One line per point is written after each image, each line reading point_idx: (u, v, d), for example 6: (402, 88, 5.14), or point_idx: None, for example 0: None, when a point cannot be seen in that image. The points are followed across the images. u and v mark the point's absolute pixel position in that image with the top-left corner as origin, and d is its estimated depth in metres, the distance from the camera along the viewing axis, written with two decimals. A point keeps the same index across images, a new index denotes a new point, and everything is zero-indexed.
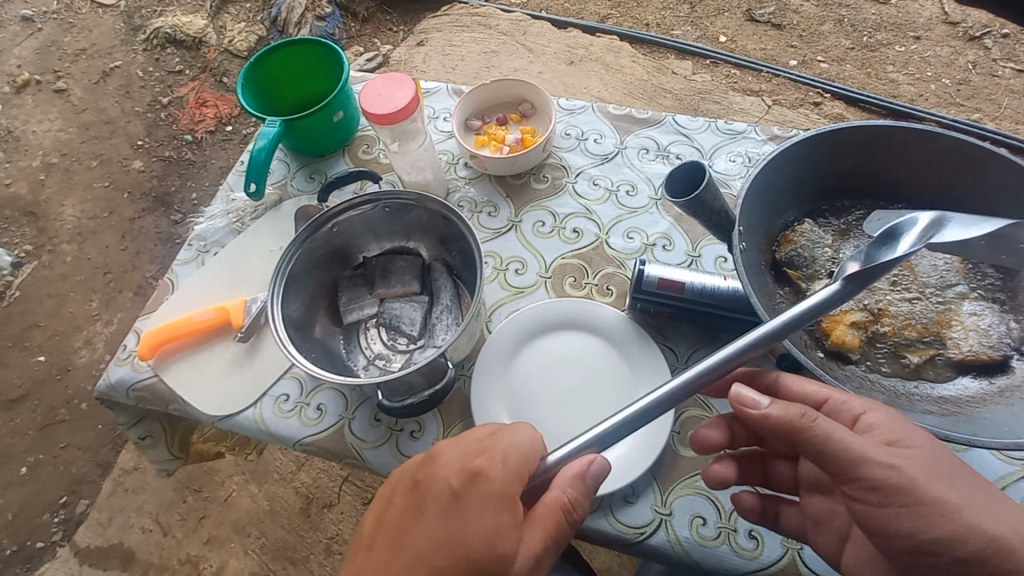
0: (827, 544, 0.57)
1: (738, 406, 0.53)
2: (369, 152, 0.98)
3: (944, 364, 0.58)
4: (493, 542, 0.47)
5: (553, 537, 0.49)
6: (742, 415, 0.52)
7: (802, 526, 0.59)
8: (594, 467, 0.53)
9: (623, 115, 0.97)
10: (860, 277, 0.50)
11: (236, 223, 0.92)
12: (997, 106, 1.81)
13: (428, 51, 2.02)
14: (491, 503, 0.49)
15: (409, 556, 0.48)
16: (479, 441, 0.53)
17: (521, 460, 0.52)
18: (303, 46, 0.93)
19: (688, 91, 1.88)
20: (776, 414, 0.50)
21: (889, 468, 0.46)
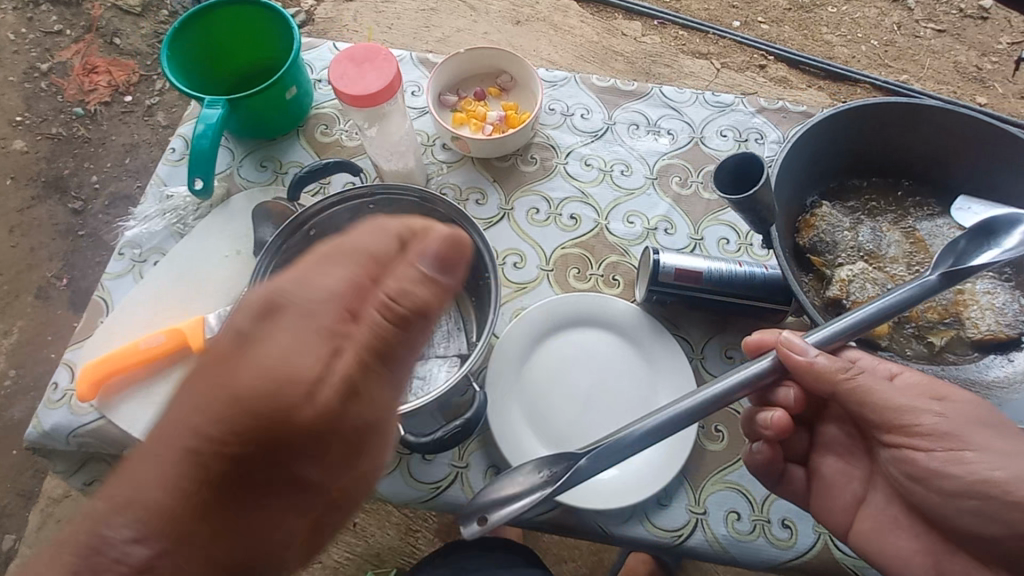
0: (839, 510, 0.59)
1: (785, 352, 0.53)
2: (328, 133, 0.86)
3: (965, 344, 0.59)
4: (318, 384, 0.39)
5: (374, 347, 0.41)
6: (787, 360, 0.53)
7: (811, 489, 0.61)
8: (433, 247, 0.42)
9: (608, 87, 0.91)
10: (953, 273, 0.51)
11: (176, 225, 0.78)
12: (920, 66, 1.88)
13: (359, 7, 1.87)
14: (305, 331, 0.40)
15: (220, 387, 0.39)
16: (317, 274, 0.42)
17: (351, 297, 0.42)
18: (238, 9, 0.78)
19: (639, 53, 1.84)
20: (824, 364, 0.52)
21: (937, 416, 0.50)
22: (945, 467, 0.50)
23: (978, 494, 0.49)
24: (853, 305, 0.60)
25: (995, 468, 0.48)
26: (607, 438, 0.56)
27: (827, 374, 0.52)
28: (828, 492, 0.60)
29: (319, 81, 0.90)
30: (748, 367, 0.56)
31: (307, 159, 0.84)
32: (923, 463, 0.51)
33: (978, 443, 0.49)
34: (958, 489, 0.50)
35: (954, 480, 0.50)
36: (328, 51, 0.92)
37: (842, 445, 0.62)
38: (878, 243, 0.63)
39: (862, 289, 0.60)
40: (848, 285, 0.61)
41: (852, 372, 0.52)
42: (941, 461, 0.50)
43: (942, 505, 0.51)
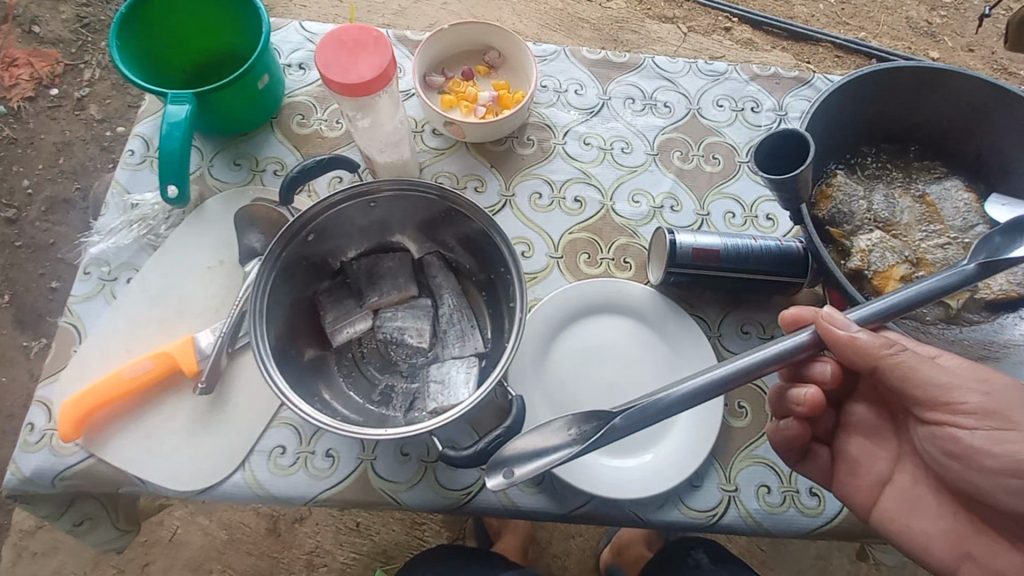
0: (864, 490, 0.60)
1: (827, 325, 0.53)
2: (305, 123, 0.79)
3: (978, 305, 0.60)
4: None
5: None
6: (828, 333, 0.53)
7: (836, 470, 0.62)
8: None
9: (600, 60, 0.87)
10: (990, 264, 0.52)
11: (147, 236, 0.71)
12: (876, 23, 1.85)
13: None
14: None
15: None
16: None
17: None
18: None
19: (606, 20, 1.78)
20: (865, 339, 0.52)
21: (983, 395, 0.51)
22: (987, 444, 0.51)
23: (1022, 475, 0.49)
24: (875, 276, 0.60)
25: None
26: (641, 399, 0.52)
27: (870, 350, 0.52)
28: (853, 471, 0.61)
29: (289, 66, 0.82)
30: (785, 339, 0.54)
31: (285, 153, 0.77)
32: (966, 440, 0.52)
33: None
34: (1003, 468, 0.50)
35: (996, 459, 0.50)
36: (295, 32, 0.85)
37: (869, 426, 0.62)
38: (892, 211, 0.64)
39: (883, 258, 0.60)
40: (869, 255, 0.60)
41: (895, 349, 0.53)
42: (986, 440, 0.51)
43: (981, 483, 0.52)
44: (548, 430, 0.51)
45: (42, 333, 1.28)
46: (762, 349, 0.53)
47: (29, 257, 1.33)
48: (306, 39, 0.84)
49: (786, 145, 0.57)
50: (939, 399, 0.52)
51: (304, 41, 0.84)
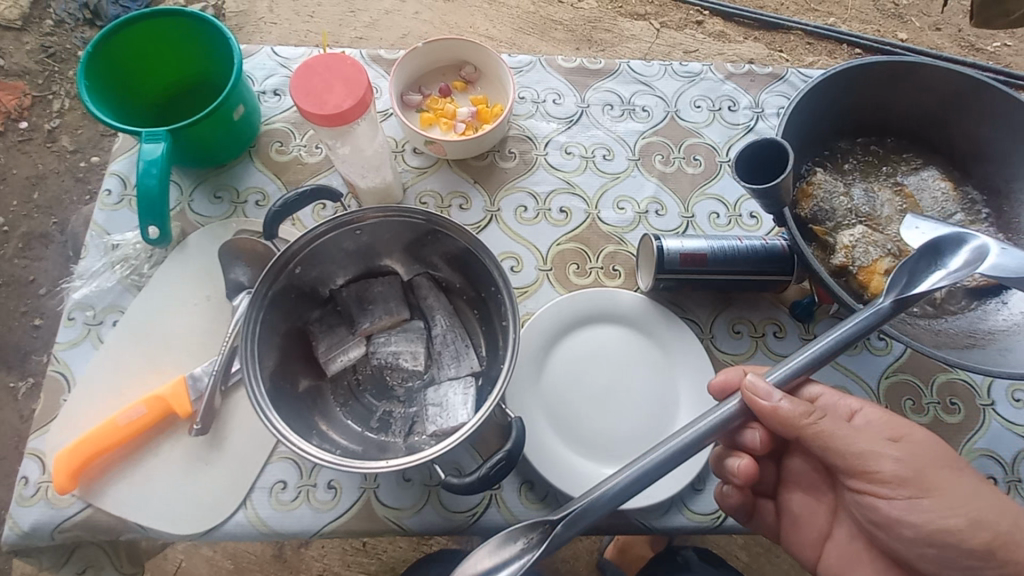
0: (807, 542, 0.62)
1: (750, 396, 0.53)
2: (285, 150, 0.78)
3: (962, 294, 0.62)
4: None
5: None
6: (753, 404, 0.53)
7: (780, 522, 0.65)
8: None
9: (576, 68, 0.88)
10: (903, 300, 0.53)
11: (131, 277, 0.70)
12: (845, 8, 1.87)
13: None
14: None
15: None
16: None
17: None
18: (156, 23, 0.67)
19: (579, 20, 1.78)
20: (787, 408, 0.53)
21: (897, 462, 0.51)
22: (906, 515, 0.51)
23: (939, 544, 0.50)
24: (860, 271, 0.61)
25: (954, 515, 0.50)
26: (583, 496, 0.52)
27: (791, 420, 0.52)
28: (797, 525, 0.63)
29: (263, 93, 0.81)
30: (714, 413, 0.55)
31: (266, 182, 0.76)
32: (884, 510, 0.52)
33: (939, 488, 0.51)
34: (917, 538, 0.51)
35: (913, 529, 0.51)
36: (267, 58, 0.84)
37: (807, 480, 0.64)
38: (873, 205, 0.65)
39: (866, 254, 0.61)
40: (852, 251, 0.61)
41: (812, 416, 0.53)
42: (902, 509, 0.51)
43: (904, 549, 0.53)
44: (495, 546, 0.50)
45: (28, 372, 1.25)
46: (692, 426, 0.54)
47: (9, 295, 1.30)
48: (279, 64, 0.84)
49: (767, 152, 0.58)
50: (858, 468, 0.52)
51: (278, 66, 0.83)
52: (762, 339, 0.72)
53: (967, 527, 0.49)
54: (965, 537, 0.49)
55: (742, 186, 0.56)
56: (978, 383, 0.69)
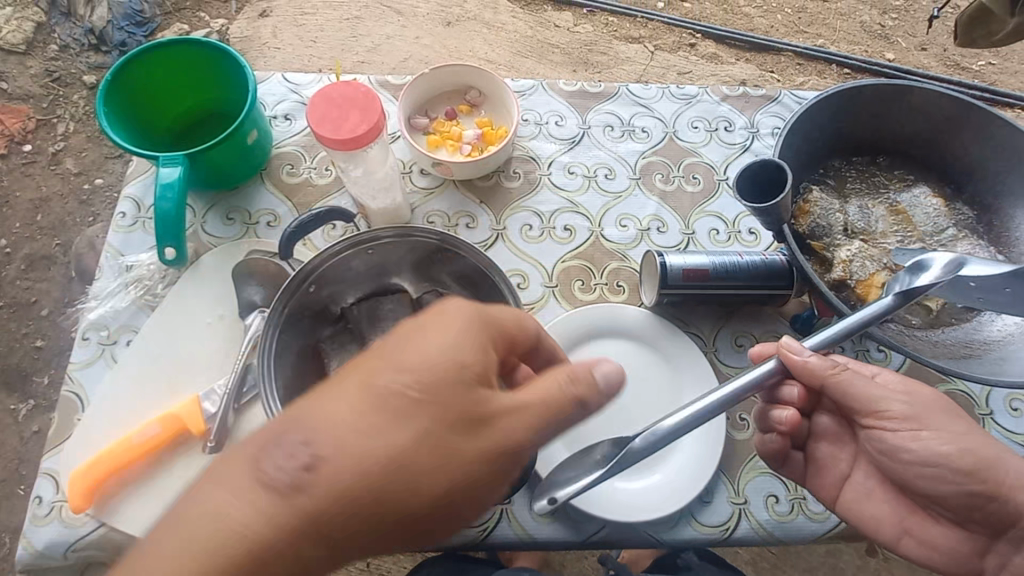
0: (829, 487, 0.62)
1: (785, 354, 0.56)
2: (296, 173, 0.80)
3: (957, 305, 0.64)
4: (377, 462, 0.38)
5: None
6: (787, 360, 0.56)
7: (806, 471, 0.64)
8: None
9: (577, 91, 0.91)
10: (902, 296, 0.55)
11: (145, 298, 0.71)
12: (832, 29, 1.93)
13: (277, 22, 1.76)
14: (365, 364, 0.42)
15: None
16: None
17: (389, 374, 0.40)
18: (176, 50, 0.70)
19: (575, 43, 1.83)
20: (817, 362, 0.55)
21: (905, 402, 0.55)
22: (908, 442, 0.55)
23: (934, 463, 0.54)
24: (858, 285, 0.63)
25: (948, 443, 0.54)
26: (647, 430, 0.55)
27: (816, 371, 0.55)
28: (820, 472, 0.63)
29: (275, 117, 0.84)
30: (755, 369, 0.58)
31: (278, 205, 0.78)
32: (890, 440, 0.56)
33: (934, 425, 0.54)
34: (918, 460, 0.54)
35: (914, 453, 0.55)
36: (278, 84, 0.86)
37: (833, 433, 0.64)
38: (868, 221, 0.67)
39: (863, 268, 0.63)
40: (850, 265, 0.63)
41: (838, 368, 0.56)
42: (905, 438, 0.55)
43: (902, 470, 0.56)
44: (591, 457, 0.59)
45: (29, 394, 1.24)
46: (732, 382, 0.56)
47: (11, 318, 1.30)
48: (290, 90, 0.86)
49: (766, 173, 0.61)
50: (867, 410, 0.56)
51: (288, 91, 0.86)
52: None
53: (956, 453, 0.53)
54: (956, 459, 0.53)
55: (743, 206, 0.58)
56: (975, 393, 0.70)
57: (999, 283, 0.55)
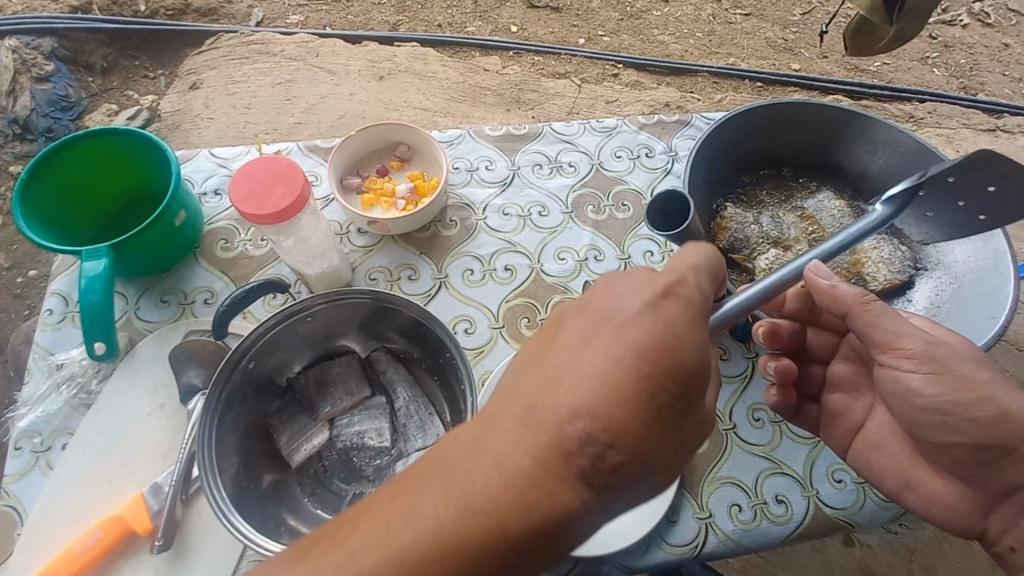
0: (840, 436, 0.68)
1: (811, 278, 0.57)
2: (230, 246, 0.80)
3: (873, 295, 0.68)
4: (629, 457, 0.38)
5: None
6: (814, 284, 0.57)
7: (820, 419, 0.70)
8: None
9: (503, 135, 0.95)
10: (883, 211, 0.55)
11: (78, 397, 0.69)
12: (741, 48, 2.08)
13: (209, 93, 1.78)
14: (597, 339, 0.40)
15: None
16: None
17: (628, 362, 0.38)
18: (94, 140, 0.69)
19: (505, 84, 1.90)
20: (844, 290, 0.57)
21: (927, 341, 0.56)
22: (924, 388, 0.57)
23: (948, 410, 0.56)
24: None
25: (964, 391, 0.55)
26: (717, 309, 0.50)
27: (847, 299, 0.57)
28: (834, 421, 0.69)
29: (204, 194, 0.84)
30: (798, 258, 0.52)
31: (214, 281, 0.77)
32: (905, 380, 0.58)
33: (962, 369, 0.55)
34: (930, 404, 0.57)
35: (927, 397, 0.57)
36: (205, 160, 0.86)
37: (847, 381, 0.69)
38: (781, 229, 0.72)
39: (782, 273, 0.67)
40: (771, 272, 0.67)
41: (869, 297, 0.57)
42: (920, 379, 0.57)
43: (913, 415, 0.59)
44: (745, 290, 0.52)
45: None
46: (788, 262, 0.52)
47: None
48: (217, 165, 0.86)
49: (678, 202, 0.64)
50: (887, 343, 0.57)
51: (215, 166, 0.86)
52: None
53: (973, 401, 0.55)
54: (969, 410, 0.55)
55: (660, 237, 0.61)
56: None
57: (979, 177, 0.53)
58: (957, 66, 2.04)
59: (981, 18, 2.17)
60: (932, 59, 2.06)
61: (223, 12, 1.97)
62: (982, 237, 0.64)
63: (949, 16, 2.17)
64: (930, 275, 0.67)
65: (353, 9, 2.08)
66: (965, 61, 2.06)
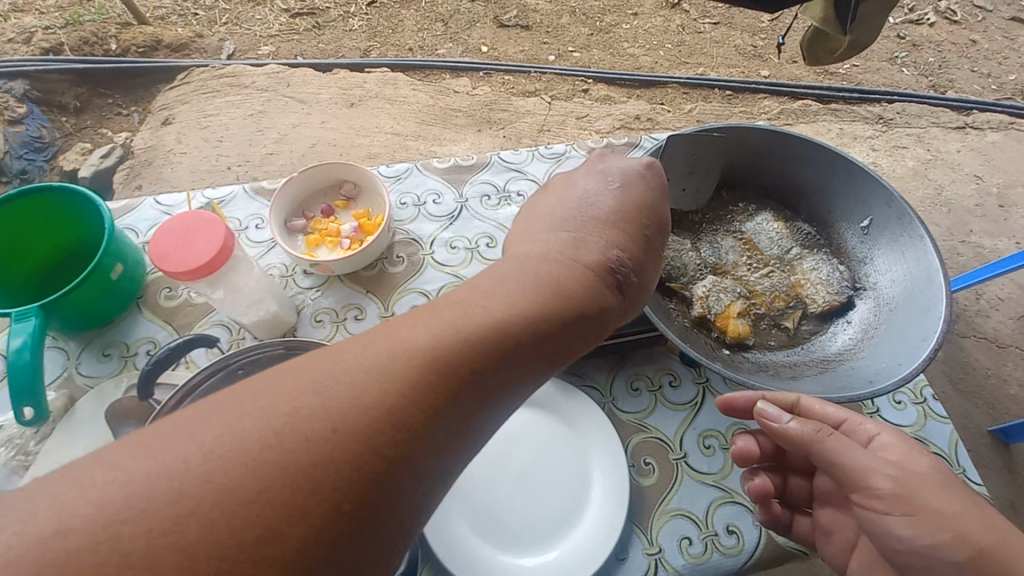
0: (837, 551, 0.63)
1: (761, 420, 0.56)
2: (174, 294, 0.80)
3: (813, 318, 0.69)
4: (595, 299, 0.48)
5: None
6: (765, 426, 0.55)
7: (816, 534, 0.65)
8: None
9: (450, 167, 0.95)
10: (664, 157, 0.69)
11: (16, 458, 0.67)
12: (711, 57, 2.10)
13: (181, 128, 1.77)
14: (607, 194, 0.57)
15: None
16: None
17: (631, 211, 0.56)
18: (31, 198, 0.69)
19: (476, 105, 1.89)
20: (797, 430, 0.54)
21: (893, 477, 0.50)
22: (898, 529, 0.50)
23: (929, 554, 0.49)
24: (717, 317, 0.66)
25: (942, 530, 0.48)
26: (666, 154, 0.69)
27: (801, 439, 0.53)
28: (828, 537, 0.64)
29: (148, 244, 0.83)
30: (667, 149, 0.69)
31: (157, 331, 0.77)
32: (896, 531, 0.50)
33: (930, 505, 0.49)
34: (904, 549, 0.50)
35: (904, 542, 0.50)
36: (150, 208, 0.86)
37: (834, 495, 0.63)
38: (719, 255, 0.73)
39: (720, 300, 0.67)
40: (707, 301, 0.67)
41: (825, 434, 0.53)
42: (902, 523, 0.49)
43: (893, 555, 0.52)
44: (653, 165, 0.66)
45: None
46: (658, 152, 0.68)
47: None
48: (162, 213, 0.86)
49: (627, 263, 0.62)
50: (856, 482, 0.51)
51: (159, 213, 0.86)
52: (660, 391, 0.76)
53: (951, 542, 0.48)
54: (948, 551, 0.48)
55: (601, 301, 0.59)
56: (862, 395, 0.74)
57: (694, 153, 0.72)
58: (926, 65, 2.05)
59: (947, 16, 2.19)
60: (900, 59, 2.07)
61: (195, 46, 1.98)
62: (915, 255, 0.64)
63: (915, 16, 2.19)
64: (867, 295, 0.68)
65: (324, 37, 2.09)
66: (933, 60, 2.06)
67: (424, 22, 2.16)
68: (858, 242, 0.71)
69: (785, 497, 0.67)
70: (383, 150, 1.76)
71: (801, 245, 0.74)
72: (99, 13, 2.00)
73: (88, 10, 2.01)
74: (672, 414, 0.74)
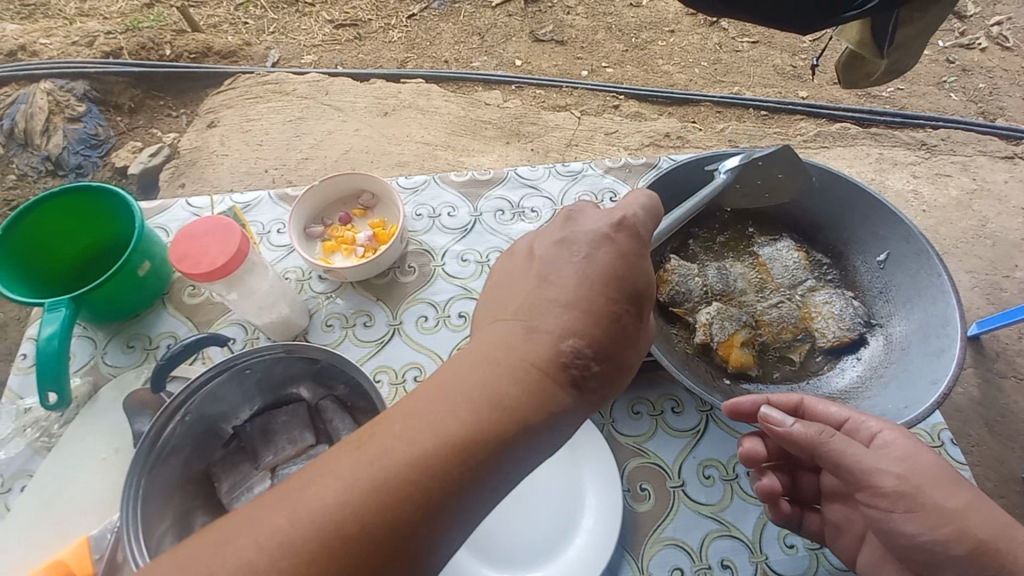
0: (848, 547, 0.60)
1: (766, 426, 0.55)
2: (196, 292, 0.84)
3: (823, 352, 0.67)
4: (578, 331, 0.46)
5: None
6: (770, 433, 0.55)
7: (825, 531, 0.62)
8: None
9: (467, 180, 0.96)
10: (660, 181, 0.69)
11: (41, 440, 0.71)
12: (747, 76, 2.06)
13: (224, 131, 1.84)
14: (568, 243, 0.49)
15: None
16: None
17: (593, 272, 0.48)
18: (76, 195, 0.75)
19: (506, 117, 1.91)
20: (800, 432, 0.54)
21: (898, 476, 0.51)
22: (905, 526, 0.51)
23: (932, 549, 0.50)
24: (719, 346, 0.66)
25: (947, 525, 0.49)
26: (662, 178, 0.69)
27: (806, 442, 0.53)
28: (837, 536, 0.61)
29: None
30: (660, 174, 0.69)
31: (178, 326, 0.81)
32: (901, 524, 0.51)
33: (938, 502, 0.50)
34: (913, 545, 0.51)
35: (912, 538, 0.51)
36: (181, 209, 0.91)
37: (841, 493, 0.60)
38: (726, 282, 0.71)
39: (723, 329, 0.66)
40: (710, 328, 0.66)
41: (828, 435, 0.53)
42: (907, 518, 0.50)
43: (899, 551, 0.53)
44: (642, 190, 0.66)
45: None
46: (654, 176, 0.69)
47: None
48: (192, 214, 0.90)
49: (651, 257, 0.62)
50: (860, 479, 0.52)
51: (189, 214, 0.91)
52: (661, 417, 0.75)
53: (954, 536, 0.49)
54: (954, 545, 0.49)
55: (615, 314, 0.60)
56: None
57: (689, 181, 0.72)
58: (976, 91, 1.97)
59: (1000, 41, 2.10)
60: (949, 83, 1.99)
61: (243, 54, 2.08)
62: (932, 294, 0.62)
63: (966, 40, 2.10)
64: (880, 333, 0.66)
65: (364, 48, 2.16)
66: (984, 86, 1.98)
67: (461, 35, 2.20)
68: (875, 276, 0.69)
69: (794, 493, 0.65)
70: (412, 159, 1.79)
71: (814, 276, 0.72)
72: (157, 20, 2.12)
73: (148, 17, 2.13)
74: (671, 439, 0.73)
